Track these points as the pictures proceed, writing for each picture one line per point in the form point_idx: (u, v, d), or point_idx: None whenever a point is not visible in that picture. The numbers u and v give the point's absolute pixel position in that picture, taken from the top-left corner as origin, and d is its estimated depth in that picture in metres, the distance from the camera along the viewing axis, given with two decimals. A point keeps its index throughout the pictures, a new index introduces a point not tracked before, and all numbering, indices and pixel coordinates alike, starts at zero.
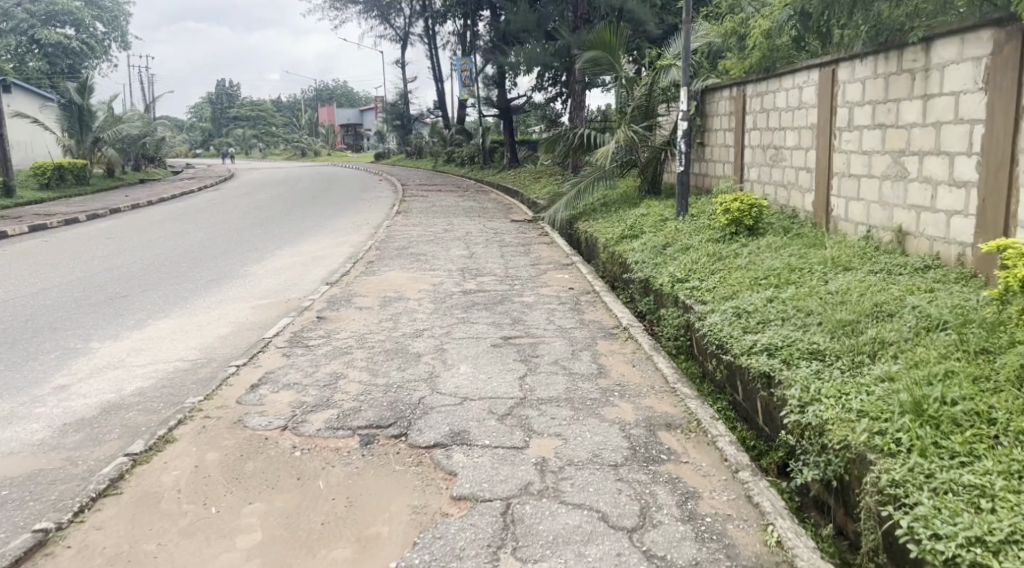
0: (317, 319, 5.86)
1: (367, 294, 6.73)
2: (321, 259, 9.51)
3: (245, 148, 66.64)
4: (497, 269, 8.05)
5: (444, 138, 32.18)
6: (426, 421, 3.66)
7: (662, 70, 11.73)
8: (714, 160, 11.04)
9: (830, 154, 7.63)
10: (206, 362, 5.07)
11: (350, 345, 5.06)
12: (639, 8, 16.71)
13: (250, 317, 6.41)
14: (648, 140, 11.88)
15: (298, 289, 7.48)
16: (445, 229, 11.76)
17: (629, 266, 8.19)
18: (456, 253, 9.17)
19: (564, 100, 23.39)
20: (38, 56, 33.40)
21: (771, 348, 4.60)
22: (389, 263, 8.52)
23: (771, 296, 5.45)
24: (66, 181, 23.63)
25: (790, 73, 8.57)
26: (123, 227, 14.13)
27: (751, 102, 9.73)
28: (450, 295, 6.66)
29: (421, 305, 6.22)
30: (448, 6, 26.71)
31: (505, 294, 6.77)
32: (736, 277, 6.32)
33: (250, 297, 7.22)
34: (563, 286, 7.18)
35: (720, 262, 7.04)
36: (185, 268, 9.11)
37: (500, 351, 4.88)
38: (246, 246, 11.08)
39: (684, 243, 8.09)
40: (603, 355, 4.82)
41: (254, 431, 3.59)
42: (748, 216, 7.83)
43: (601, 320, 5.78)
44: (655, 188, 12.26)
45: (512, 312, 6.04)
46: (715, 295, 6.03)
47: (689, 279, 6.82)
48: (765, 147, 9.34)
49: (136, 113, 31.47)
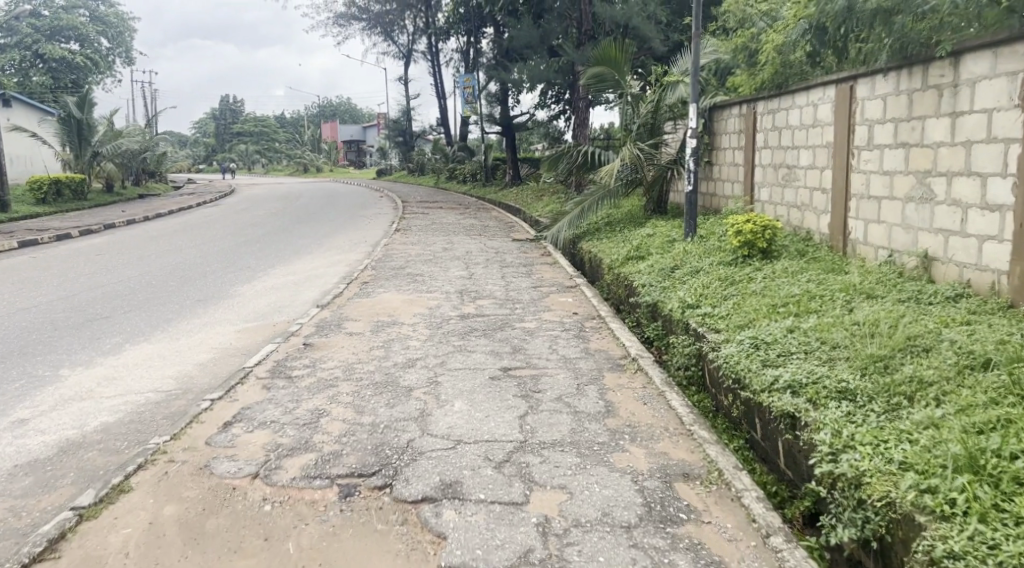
0: (303, 346, 5.47)
1: (359, 318, 6.34)
2: (314, 279, 9.14)
3: (248, 164, 66.54)
4: (497, 292, 7.66)
5: (446, 155, 31.98)
6: (415, 469, 3.27)
7: (669, 87, 11.33)
8: (722, 180, 10.69)
9: (848, 175, 7.27)
10: (181, 395, 4.68)
11: (337, 376, 4.67)
12: (644, 24, 16.45)
13: (233, 342, 6.03)
14: (654, 158, 11.54)
15: (287, 312, 7.10)
16: (444, 248, 11.39)
17: (636, 289, 7.81)
18: (455, 274, 8.79)
19: (567, 118, 23.15)
20: (41, 71, 33.20)
21: (794, 386, 4.22)
22: (385, 284, 8.14)
23: (790, 326, 5.07)
24: (63, 195, 23.31)
25: (804, 89, 8.21)
26: (115, 243, 13.76)
27: (762, 119, 9.38)
28: (447, 320, 6.27)
29: (416, 331, 5.83)
30: (451, 24, 26.49)
31: (505, 319, 6.38)
32: (751, 304, 5.94)
33: (237, 321, 6.84)
34: (567, 311, 6.79)
35: (733, 287, 6.66)
36: (172, 287, 8.72)
37: (498, 384, 4.48)
38: (238, 264, 10.71)
39: (694, 266, 7.72)
40: (611, 391, 4.42)
41: (221, 480, 3.20)
42: (761, 238, 7.44)
43: (608, 350, 5.39)
44: (660, 209, 11.99)
45: (512, 340, 5.64)
46: (728, 324, 5.65)
47: (700, 304, 6.44)
48: (777, 166, 8.99)
49: (138, 127, 31.21)
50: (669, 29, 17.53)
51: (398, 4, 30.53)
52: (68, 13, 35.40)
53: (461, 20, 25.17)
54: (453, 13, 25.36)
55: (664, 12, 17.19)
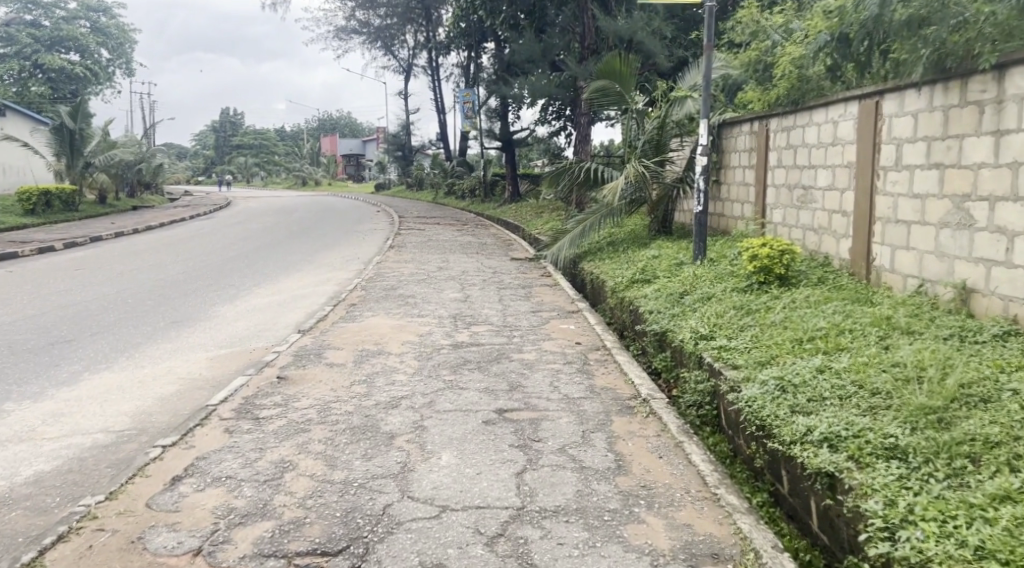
0: (276, 379, 4.91)
1: (342, 346, 5.79)
2: (299, 299, 8.61)
3: (246, 176, 66.00)
4: (494, 317, 7.12)
5: (445, 170, 31.53)
6: (391, 547, 2.74)
7: (677, 102, 10.83)
8: (732, 200, 10.20)
9: (872, 197, 6.76)
10: (134, 437, 4.13)
11: (309, 418, 4.11)
12: (649, 39, 16.00)
13: (203, 372, 5.49)
14: (660, 176, 11.04)
15: (265, 337, 6.56)
16: (439, 267, 10.87)
17: (642, 316, 7.28)
18: (449, 296, 8.25)
19: (567, 134, 22.72)
20: (40, 81, 32.77)
21: (832, 437, 3.69)
22: (374, 307, 7.60)
23: (820, 364, 4.55)
24: (53, 206, 22.78)
25: (823, 105, 7.73)
26: (98, 257, 13.20)
27: (776, 137, 8.89)
28: (438, 350, 5.73)
29: (404, 363, 5.28)
30: (451, 38, 26.10)
31: (502, 350, 5.84)
32: (772, 337, 5.43)
33: (210, 347, 6.30)
34: (569, 340, 6.25)
35: (750, 317, 6.15)
36: (147, 307, 8.16)
37: (492, 431, 3.93)
38: (222, 282, 10.18)
39: (705, 292, 7.20)
40: (621, 441, 3.89)
41: (154, 560, 2.68)
42: (779, 264, 6.91)
43: (616, 388, 4.84)
44: (665, 229, 11.49)
45: (509, 375, 5.09)
46: (748, 360, 5.14)
47: (714, 335, 5.93)
48: (792, 187, 8.50)
49: (133, 138, 30.74)
50: (674, 44, 17.11)
51: (399, 19, 30.20)
52: (68, 23, 34.99)
53: (462, 35, 24.81)
54: (454, 27, 24.99)
55: (669, 27, 16.78)
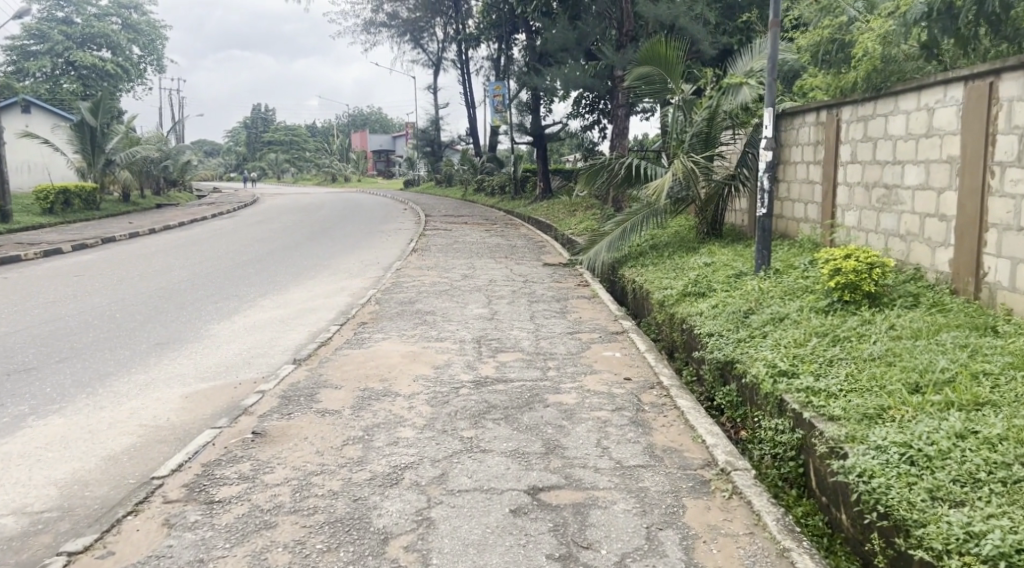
0: (250, 435, 3.86)
1: (341, 385, 4.75)
2: (305, 315, 7.61)
3: (277, 173, 65.50)
4: (525, 342, 6.03)
5: (475, 167, 30.50)
6: None
7: (730, 90, 9.62)
8: (793, 200, 9.04)
9: (984, 200, 5.65)
10: (52, 526, 3.12)
11: (280, 503, 3.08)
12: (691, 24, 14.78)
13: (172, 417, 4.47)
14: (711, 173, 9.90)
15: (257, 366, 5.55)
16: (465, 275, 9.81)
17: (700, 339, 6.17)
18: (474, 313, 7.21)
19: (601, 129, 21.55)
20: (73, 78, 32.29)
21: (1009, 550, 2.71)
22: (387, 327, 6.57)
23: (959, 426, 3.46)
24: (72, 206, 22.07)
25: (913, 89, 6.56)
26: (102, 261, 12.28)
27: (849, 128, 7.71)
28: (455, 391, 4.66)
29: (414, 411, 4.24)
30: (481, 30, 24.99)
31: (534, 389, 4.76)
32: (879, 380, 4.32)
33: (189, 378, 5.29)
34: (615, 375, 5.14)
35: (839, 348, 5.05)
36: (135, 324, 7.17)
37: (523, 529, 2.91)
38: (226, 292, 9.22)
39: (776, 312, 6.08)
40: (699, 547, 2.85)
41: None
42: (868, 279, 5.78)
43: (683, 452, 3.76)
44: (716, 231, 10.32)
45: (545, 429, 4.01)
46: (850, 411, 4.04)
47: (797, 373, 4.81)
48: (870, 186, 7.33)
49: (159, 135, 30.11)
50: (720, 29, 15.83)
51: (429, 11, 29.43)
52: (100, 20, 34.50)
53: (492, 26, 23.78)
54: (484, 18, 23.97)
55: (713, 11, 15.50)
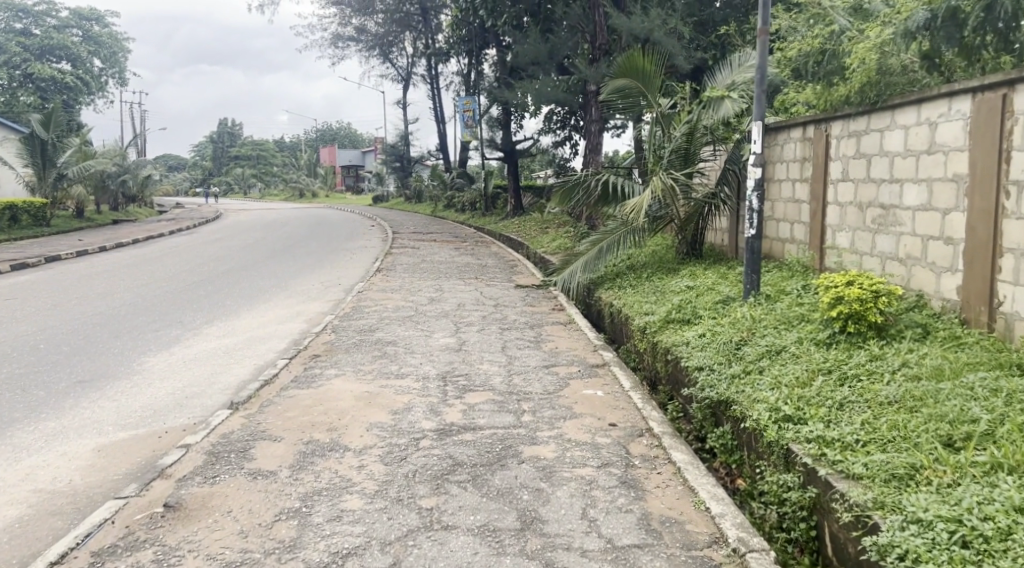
0: (161, 507, 3.25)
1: (282, 436, 4.10)
2: (255, 345, 6.90)
3: (244, 188, 64.30)
4: (496, 379, 5.39)
5: (444, 183, 29.84)
6: None
7: (711, 103, 9.09)
8: (779, 220, 8.53)
9: (998, 224, 5.15)
10: None
11: None
12: (667, 38, 14.32)
13: (76, 478, 3.78)
14: (690, 191, 9.40)
15: (189, 411, 4.85)
16: (431, 299, 9.16)
17: (689, 374, 5.57)
18: (440, 343, 6.57)
19: (573, 145, 21.08)
20: (30, 91, 31.12)
21: None
22: (342, 361, 5.91)
23: (1015, 498, 2.91)
24: (20, 222, 21.01)
25: (913, 102, 6.07)
26: (40, 283, 11.40)
27: (840, 144, 7.21)
28: (414, 443, 4.02)
29: (364, 472, 3.60)
30: (451, 44, 24.46)
31: (507, 439, 4.14)
32: (902, 430, 3.76)
33: (107, 427, 4.57)
34: (598, 420, 4.53)
35: (848, 388, 4.49)
36: (58, 358, 6.40)
37: None
38: (169, 318, 8.45)
39: (772, 343, 5.51)
40: None
41: None
42: (873, 308, 5.25)
43: (684, 525, 3.17)
44: (695, 252, 9.81)
45: (520, 494, 3.41)
46: (875, 470, 3.46)
47: (803, 418, 4.23)
48: (864, 205, 6.82)
49: (118, 149, 29.04)
50: (696, 43, 15.43)
51: (399, 27, 28.84)
52: (59, 32, 33.35)
53: (462, 40, 23.34)
54: (454, 32, 23.45)
55: (688, 26, 15.09)
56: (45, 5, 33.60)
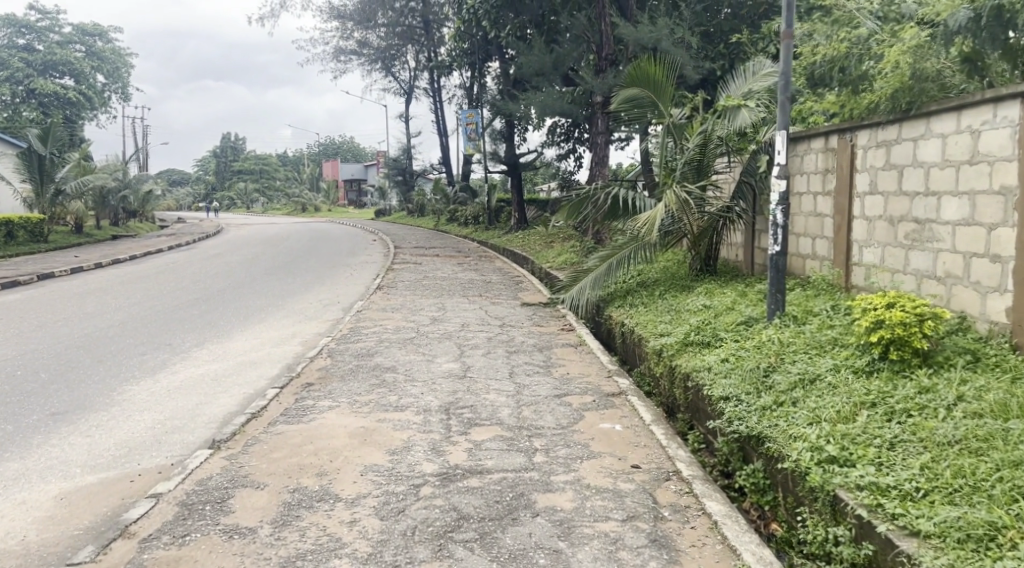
0: None
1: (265, 482, 3.66)
2: (246, 370, 6.46)
3: (247, 203, 64.02)
4: (504, 411, 4.93)
5: (447, 197, 29.48)
6: None
7: (727, 113, 8.66)
8: (800, 235, 8.06)
9: None
10: None
11: None
12: (675, 47, 13.91)
13: (32, 533, 3.34)
14: (704, 205, 8.91)
15: (169, 449, 4.40)
16: (433, 319, 8.70)
17: (713, 406, 5.09)
18: (443, 370, 6.11)
19: (578, 158, 20.71)
20: (32, 106, 30.85)
21: None
22: (337, 390, 5.45)
23: None
24: (16, 238, 20.59)
25: (953, 109, 5.63)
26: (28, 303, 10.95)
27: (868, 155, 6.76)
28: (414, 490, 3.57)
29: (355, 530, 3.15)
30: (454, 56, 24.09)
31: (518, 485, 3.68)
32: (970, 478, 3.32)
33: (76, 468, 4.12)
34: (619, 461, 4.06)
35: (898, 424, 4.02)
36: (33, 386, 5.96)
37: None
38: (159, 340, 8.02)
39: (804, 371, 5.04)
40: None
41: None
42: (917, 334, 4.79)
43: None
44: (709, 267, 9.30)
45: (536, 558, 2.97)
46: (947, 528, 3.02)
47: (851, 459, 3.75)
48: (896, 220, 6.36)
49: (119, 163, 28.73)
50: (705, 52, 14.99)
51: (402, 40, 28.53)
52: (63, 47, 33.11)
53: (465, 53, 22.98)
54: (457, 44, 23.12)
55: (696, 35, 14.69)
56: (49, 21, 33.41)
